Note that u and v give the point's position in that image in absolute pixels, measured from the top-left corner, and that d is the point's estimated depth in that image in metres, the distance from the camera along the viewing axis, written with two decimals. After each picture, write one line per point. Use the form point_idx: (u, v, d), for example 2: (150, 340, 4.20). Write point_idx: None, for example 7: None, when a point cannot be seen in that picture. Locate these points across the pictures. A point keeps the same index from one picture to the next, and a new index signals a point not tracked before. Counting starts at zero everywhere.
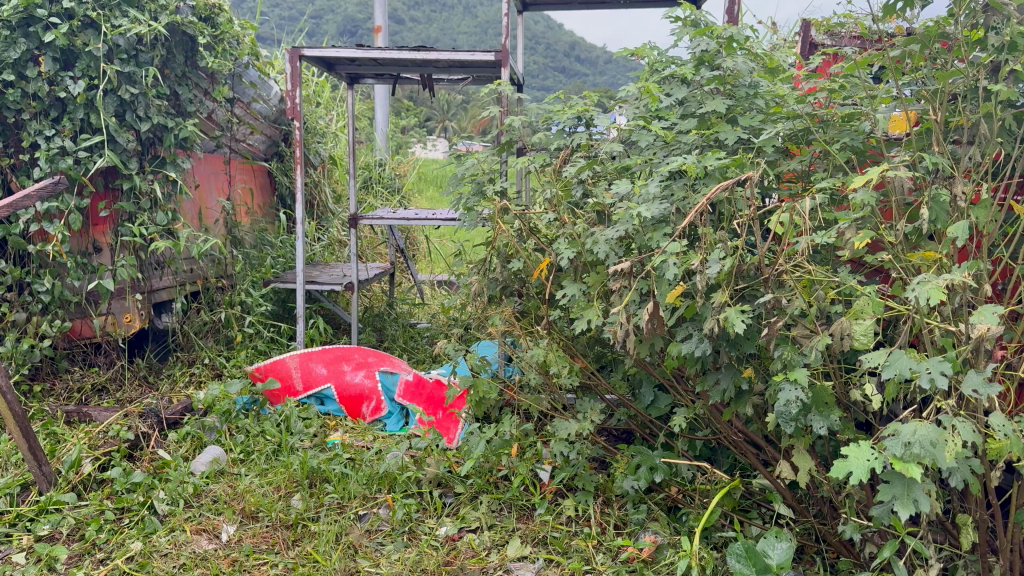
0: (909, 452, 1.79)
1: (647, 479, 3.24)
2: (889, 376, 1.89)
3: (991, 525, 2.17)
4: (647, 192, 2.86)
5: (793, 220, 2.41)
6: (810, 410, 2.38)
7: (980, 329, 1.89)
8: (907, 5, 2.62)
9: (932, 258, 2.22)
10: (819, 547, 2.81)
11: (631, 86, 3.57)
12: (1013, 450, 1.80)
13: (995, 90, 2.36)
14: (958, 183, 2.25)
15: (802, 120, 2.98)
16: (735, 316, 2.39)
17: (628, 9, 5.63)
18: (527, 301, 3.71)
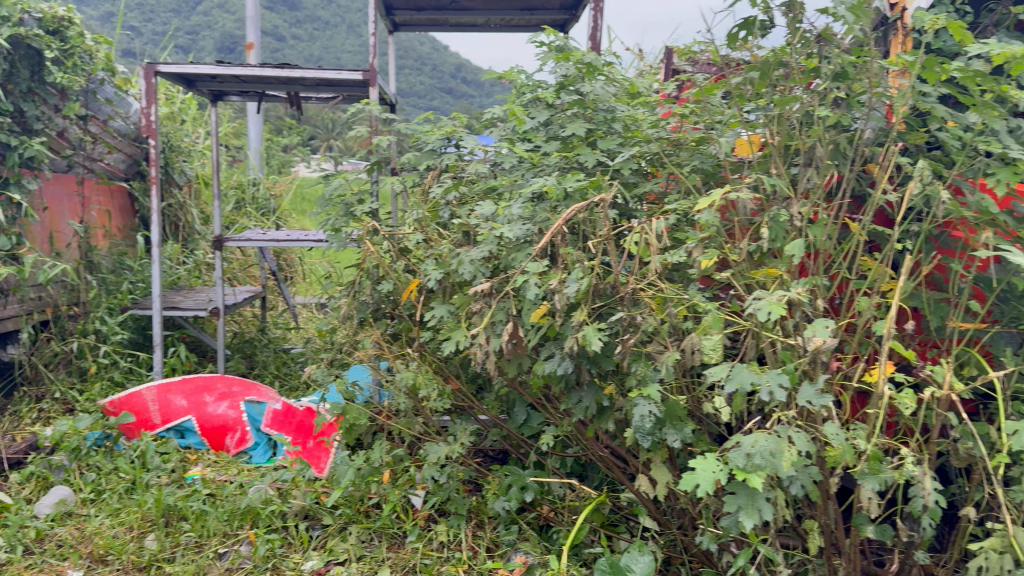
0: (751, 462, 1.85)
1: (518, 499, 3.26)
2: (732, 389, 1.97)
3: (837, 527, 2.25)
4: (510, 213, 2.88)
5: (645, 241, 2.49)
6: (665, 423, 2.44)
7: (814, 342, 2.00)
8: (750, 36, 2.77)
9: (774, 275, 2.34)
10: (683, 559, 2.86)
11: (497, 108, 3.60)
12: (845, 457, 1.89)
13: (825, 117, 2.52)
14: (795, 204, 2.38)
15: (659, 143, 3.08)
16: (593, 334, 2.43)
17: (500, 33, 5.70)
18: (398, 324, 3.65)
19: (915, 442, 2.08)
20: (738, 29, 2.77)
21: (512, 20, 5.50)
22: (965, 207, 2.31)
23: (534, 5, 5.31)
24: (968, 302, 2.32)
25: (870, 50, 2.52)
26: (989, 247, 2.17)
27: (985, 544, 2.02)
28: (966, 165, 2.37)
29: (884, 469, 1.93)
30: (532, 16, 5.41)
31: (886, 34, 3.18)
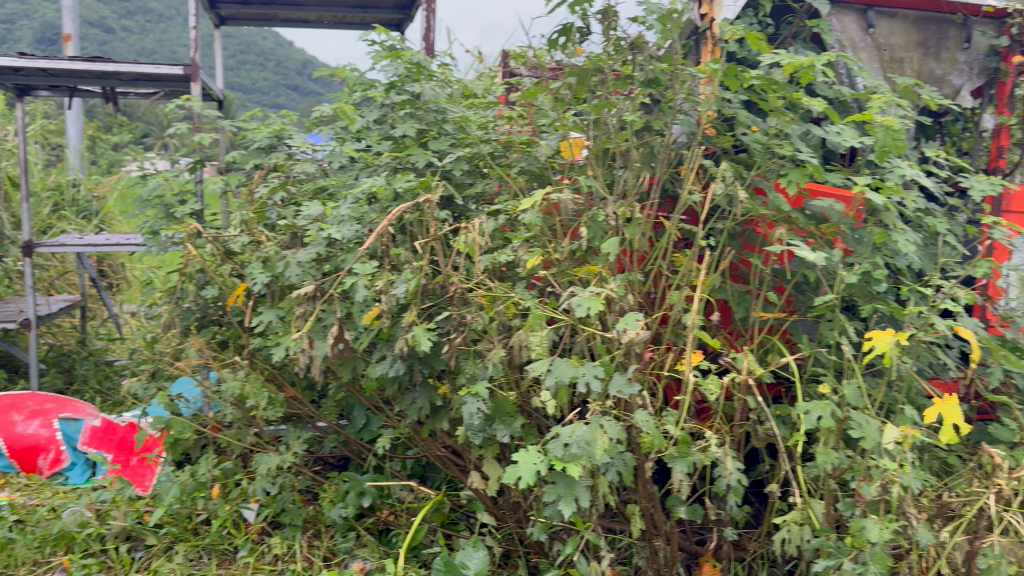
0: (568, 452, 1.92)
1: (355, 505, 3.20)
2: (552, 383, 2.03)
3: (657, 510, 2.35)
4: (338, 214, 2.83)
5: (471, 241, 2.51)
6: (494, 420, 2.46)
7: (627, 335, 2.10)
8: (569, 41, 2.86)
9: (594, 272, 2.43)
10: (520, 551, 2.90)
11: (326, 107, 3.53)
12: (655, 443, 2.00)
13: (636, 121, 2.64)
14: (612, 204, 2.48)
15: (489, 144, 3.10)
16: (422, 334, 2.43)
17: (334, 30, 5.57)
18: (227, 331, 3.50)
19: (721, 426, 2.21)
20: (559, 35, 2.85)
21: (345, 17, 5.40)
22: (763, 206, 2.49)
23: (367, 3, 5.23)
24: (768, 294, 2.49)
25: (680, 58, 2.66)
26: (784, 243, 2.35)
27: (788, 517, 2.17)
28: (765, 166, 2.55)
29: (692, 452, 2.05)
30: (365, 14, 5.33)
31: (698, 43, 3.36)
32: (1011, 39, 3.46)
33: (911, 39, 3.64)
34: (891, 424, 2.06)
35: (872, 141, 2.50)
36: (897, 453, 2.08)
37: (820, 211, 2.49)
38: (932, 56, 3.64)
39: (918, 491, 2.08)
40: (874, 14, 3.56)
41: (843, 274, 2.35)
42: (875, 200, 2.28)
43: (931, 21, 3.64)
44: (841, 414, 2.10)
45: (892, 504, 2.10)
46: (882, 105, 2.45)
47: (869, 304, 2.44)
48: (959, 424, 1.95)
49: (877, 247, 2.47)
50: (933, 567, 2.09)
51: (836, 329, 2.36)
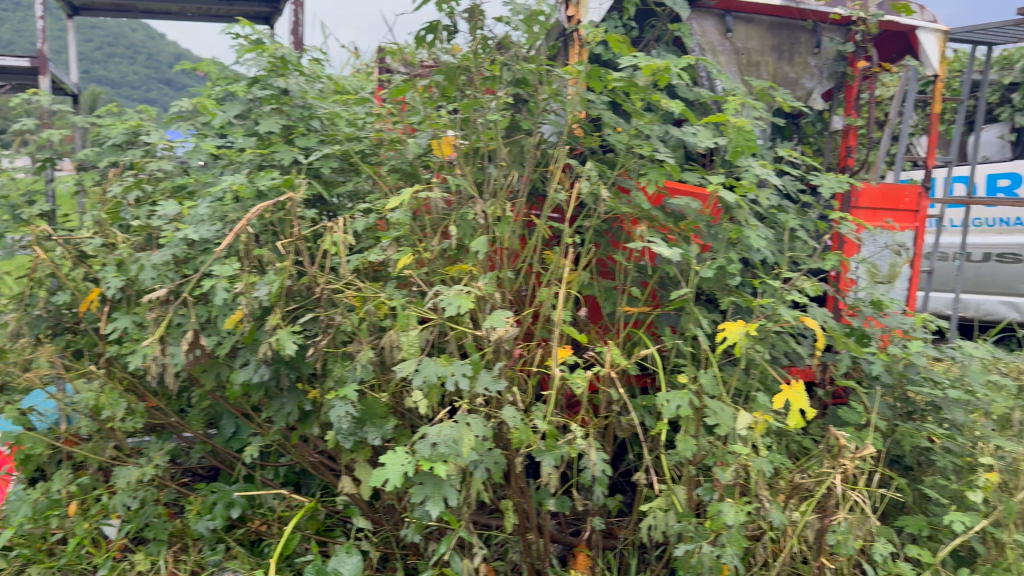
0: (436, 451, 1.93)
1: (223, 517, 3.08)
2: (419, 383, 2.03)
3: (530, 506, 2.36)
4: (197, 214, 2.71)
5: (337, 240, 2.46)
6: (364, 422, 2.41)
7: (496, 332, 2.12)
8: (436, 39, 2.85)
9: (464, 270, 2.43)
10: (397, 553, 2.85)
11: (186, 101, 3.39)
12: (522, 439, 2.03)
13: (500, 119, 2.65)
14: (480, 203, 2.49)
15: (358, 142, 3.05)
16: (286, 337, 2.36)
17: (198, 22, 5.35)
18: (81, 339, 3.30)
19: (587, 419, 2.27)
20: (425, 32, 2.84)
21: (211, 10, 5.20)
22: (626, 204, 2.56)
23: None
24: (632, 289, 2.56)
25: (544, 58, 2.69)
26: (645, 239, 2.42)
27: (653, 505, 2.23)
28: (626, 165, 2.61)
29: (559, 446, 2.08)
30: (231, 7, 5.15)
31: (565, 45, 3.30)
32: (856, 45, 3.70)
33: (766, 43, 3.74)
34: (744, 411, 2.16)
35: (726, 141, 2.61)
36: (750, 438, 2.18)
37: (679, 208, 2.57)
38: (787, 60, 3.77)
39: (771, 473, 2.18)
40: (731, 19, 3.65)
41: (700, 268, 2.44)
42: (728, 197, 2.39)
43: (784, 27, 3.75)
44: (699, 402, 2.18)
45: (748, 487, 2.19)
46: (734, 107, 2.56)
47: (725, 297, 2.55)
48: (805, 408, 2.06)
49: (732, 242, 2.58)
50: (786, 546, 2.19)
51: (695, 321, 2.45)
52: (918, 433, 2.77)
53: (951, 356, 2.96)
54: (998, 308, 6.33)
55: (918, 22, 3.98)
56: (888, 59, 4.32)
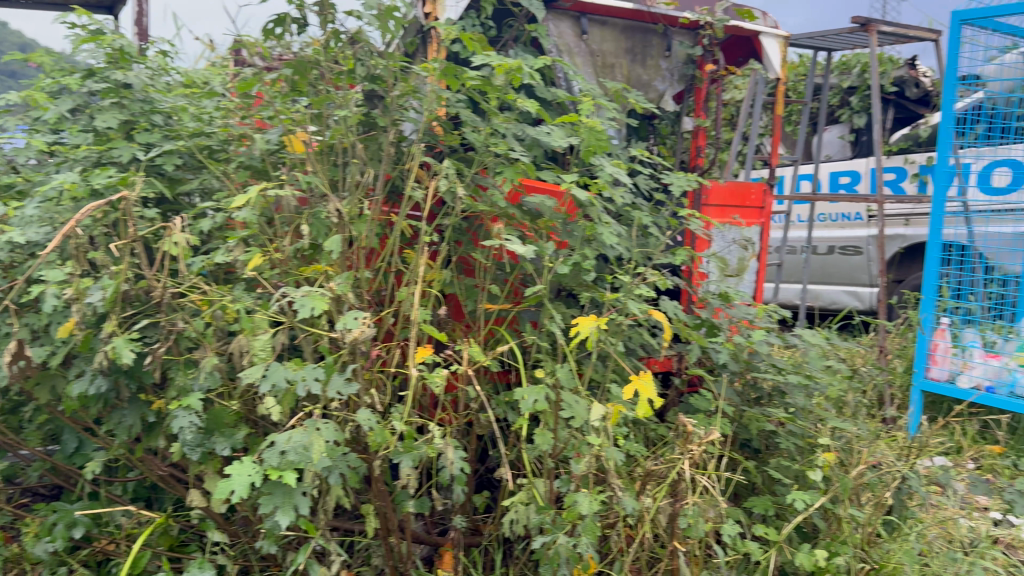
0: (284, 459, 1.89)
1: (64, 538, 2.85)
2: (267, 389, 1.98)
3: (391, 509, 2.33)
4: (25, 215, 2.53)
5: (180, 242, 2.35)
6: (214, 432, 2.31)
7: (350, 334, 2.07)
8: (285, 32, 2.77)
9: (317, 271, 2.37)
10: (256, 565, 2.74)
11: (13, 94, 3.15)
12: (376, 442, 2.01)
13: (353, 116, 2.60)
14: (333, 201, 2.43)
15: (204, 138, 2.92)
16: (124, 345, 2.24)
17: (31, 10, 5.00)
18: None
19: (443, 419, 2.27)
20: (273, 24, 2.76)
21: None
22: (482, 202, 2.56)
23: None
24: (490, 286, 2.58)
25: (397, 54, 2.66)
26: (500, 237, 2.43)
27: (514, 499, 2.24)
28: (481, 163, 2.62)
29: (416, 446, 2.07)
30: None
31: (424, 42, 3.28)
32: (703, 48, 3.84)
33: (620, 45, 3.87)
34: (597, 403, 2.21)
35: (578, 140, 2.66)
36: (603, 430, 2.23)
37: (535, 206, 2.60)
38: (639, 63, 3.91)
39: (624, 463, 2.24)
40: (586, 21, 3.73)
41: (555, 265, 2.48)
42: (580, 195, 2.43)
43: (637, 30, 3.89)
44: (554, 397, 2.22)
45: (602, 478, 2.25)
46: (586, 107, 2.62)
47: (582, 292, 2.60)
48: (653, 397, 2.13)
49: (587, 239, 2.64)
50: (641, 532, 2.25)
51: (550, 318, 2.48)
52: (764, 417, 2.92)
53: (793, 344, 3.13)
54: (841, 297, 6.82)
55: (760, 28, 4.15)
56: (734, 63, 4.54)
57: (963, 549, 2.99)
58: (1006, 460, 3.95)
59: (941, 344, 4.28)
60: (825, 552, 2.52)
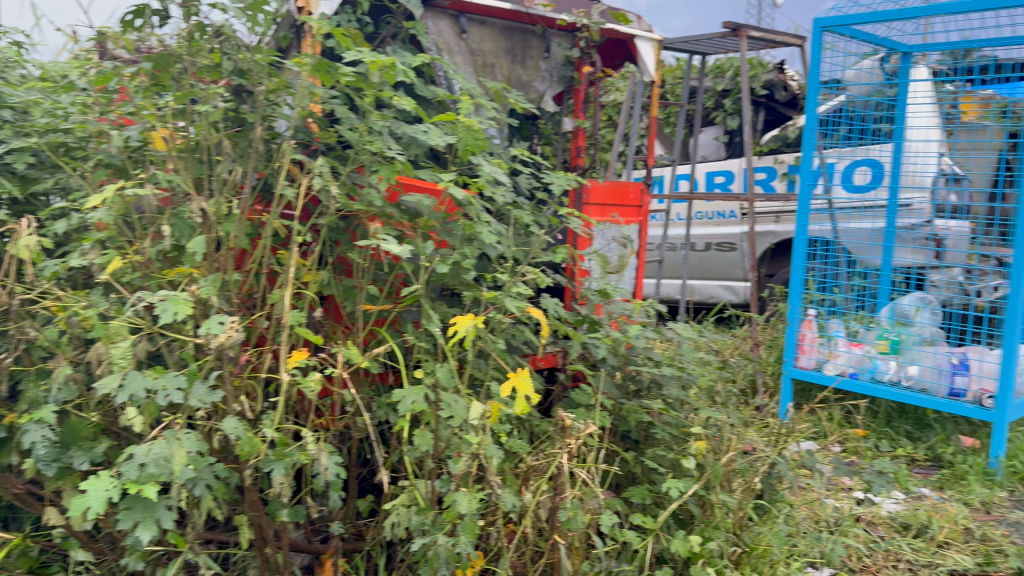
0: (144, 473, 1.82)
1: None
2: (125, 399, 1.87)
3: (266, 518, 2.27)
4: None
5: (30, 245, 2.21)
6: (71, 446, 2.19)
7: (216, 339, 2.00)
8: (145, 24, 2.65)
9: (182, 273, 2.28)
10: None
11: None
12: (245, 450, 1.96)
13: (220, 113, 2.50)
14: (199, 201, 2.34)
15: (58, 134, 2.75)
16: None
17: None
18: None
19: (316, 425, 2.23)
20: (131, 16, 2.63)
21: None
22: (357, 201, 2.52)
23: None
24: (369, 287, 2.53)
25: (266, 48, 2.58)
26: (376, 237, 2.39)
27: (394, 502, 2.22)
28: (356, 161, 2.57)
29: (289, 453, 2.05)
30: None
31: (297, 37, 3.21)
32: (580, 51, 3.86)
33: (500, 46, 3.88)
34: (476, 402, 2.22)
35: (456, 139, 2.65)
36: (482, 428, 2.25)
37: (412, 205, 2.57)
38: (519, 63, 3.92)
39: (503, 460, 2.27)
40: (465, 20, 3.73)
41: (433, 264, 2.47)
42: (458, 194, 2.42)
43: (517, 31, 3.91)
44: (433, 396, 2.21)
45: (479, 475, 2.28)
46: (463, 106, 2.61)
47: (463, 291, 2.59)
48: (530, 394, 2.16)
49: (467, 239, 2.64)
50: (522, 527, 2.29)
51: (427, 318, 2.47)
52: (641, 409, 3.01)
53: (669, 337, 3.23)
54: (716, 291, 7.11)
55: (635, 31, 4.26)
56: (612, 66, 4.63)
57: (828, 528, 3.16)
58: (867, 443, 4.20)
59: (808, 334, 4.51)
60: (699, 538, 2.62)
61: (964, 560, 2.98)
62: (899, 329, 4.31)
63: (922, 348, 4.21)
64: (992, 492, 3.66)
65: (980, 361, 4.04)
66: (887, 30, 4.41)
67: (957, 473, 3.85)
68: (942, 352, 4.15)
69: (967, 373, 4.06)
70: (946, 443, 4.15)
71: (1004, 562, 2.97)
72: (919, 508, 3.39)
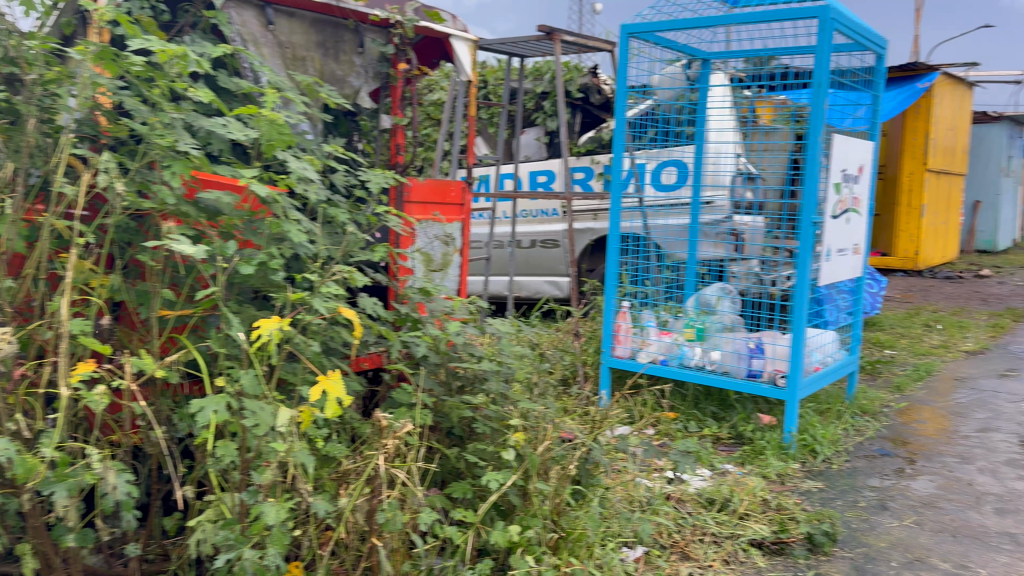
0: None
1: None
2: None
3: (52, 545, 2.11)
4: None
5: None
6: None
7: None
8: None
9: None
10: None
11: None
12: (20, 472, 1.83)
13: None
14: None
15: None
16: None
17: None
18: None
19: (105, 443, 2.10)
20: None
21: None
22: (150, 200, 2.38)
23: None
24: (165, 290, 2.38)
25: (41, 34, 2.38)
26: (170, 237, 2.26)
27: (200, 518, 2.13)
28: (146, 159, 2.42)
29: (72, 474, 1.92)
30: None
31: (82, 24, 2.98)
32: (395, 48, 3.84)
33: (310, 39, 3.77)
34: (284, 407, 2.17)
35: (258, 134, 2.55)
36: (289, 435, 2.22)
37: (212, 203, 2.46)
38: (332, 58, 3.82)
39: (313, 466, 2.24)
40: (272, 11, 3.60)
41: (235, 264, 2.36)
42: (260, 190, 2.33)
43: (327, 24, 3.81)
44: (236, 405, 2.15)
45: (288, 484, 2.25)
46: (265, 99, 2.52)
47: (271, 293, 2.50)
48: (341, 397, 2.13)
49: (273, 238, 2.55)
50: (336, 532, 2.25)
51: (228, 323, 2.36)
52: (463, 405, 3.03)
53: (489, 333, 3.27)
54: (543, 287, 7.27)
55: (450, 30, 4.26)
56: (429, 64, 4.64)
57: (641, 507, 3.32)
58: (678, 425, 4.46)
59: (622, 325, 4.73)
60: (517, 529, 2.68)
61: (762, 530, 3.22)
62: (703, 317, 4.56)
63: (724, 334, 4.50)
64: (786, 464, 4.00)
65: (773, 344, 4.37)
66: (686, 38, 4.71)
67: (756, 448, 4.16)
68: (741, 337, 4.46)
69: (763, 355, 4.39)
70: (747, 422, 4.46)
71: (796, 528, 3.24)
72: (722, 483, 3.63)
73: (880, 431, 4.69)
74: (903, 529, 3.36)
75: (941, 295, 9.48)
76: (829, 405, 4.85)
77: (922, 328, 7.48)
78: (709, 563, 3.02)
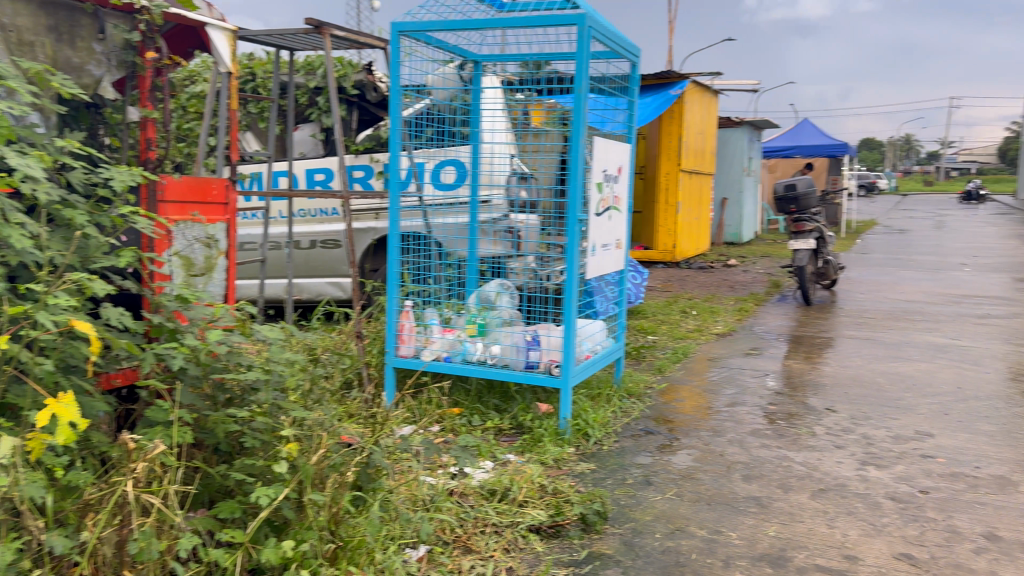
0: None
1: None
2: None
3: None
4: None
5: None
6: None
7: None
8: None
9: None
10: None
11: None
12: None
13: None
14: None
15: None
16: None
17: None
18: None
19: None
20: None
21: None
22: None
23: None
24: None
25: None
26: None
27: None
28: None
29: None
30: None
31: None
32: (142, 35, 3.56)
33: (39, 22, 3.40)
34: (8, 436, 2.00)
35: None
36: (15, 466, 2.06)
37: None
38: (67, 44, 3.47)
39: (46, 498, 2.09)
40: None
41: None
42: None
43: (60, 6, 3.45)
44: None
45: (18, 520, 2.07)
46: None
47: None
48: (73, 421, 2.07)
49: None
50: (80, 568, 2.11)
51: None
52: (229, 418, 2.83)
53: (258, 339, 3.11)
54: (325, 289, 7.08)
55: (205, 19, 4.00)
56: (184, 54, 4.39)
57: (424, 506, 3.31)
58: (462, 420, 4.51)
59: (406, 324, 4.71)
60: (291, 543, 2.56)
61: (539, 515, 3.34)
62: (484, 313, 4.68)
63: (502, 329, 4.62)
64: (562, 449, 4.16)
65: (548, 336, 4.50)
66: (456, 39, 4.71)
67: (535, 437, 4.29)
68: (518, 330, 4.57)
69: (538, 347, 4.50)
70: (527, 411, 4.61)
71: (571, 510, 3.39)
72: (503, 473, 3.70)
73: (644, 411, 5.03)
74: (665, 501, 3.62)
75: (696, 283, 10.33)
76: (599, 390, 5.12)
77: (679, 314, 8.11)
78: (490, 553, 3.08)
